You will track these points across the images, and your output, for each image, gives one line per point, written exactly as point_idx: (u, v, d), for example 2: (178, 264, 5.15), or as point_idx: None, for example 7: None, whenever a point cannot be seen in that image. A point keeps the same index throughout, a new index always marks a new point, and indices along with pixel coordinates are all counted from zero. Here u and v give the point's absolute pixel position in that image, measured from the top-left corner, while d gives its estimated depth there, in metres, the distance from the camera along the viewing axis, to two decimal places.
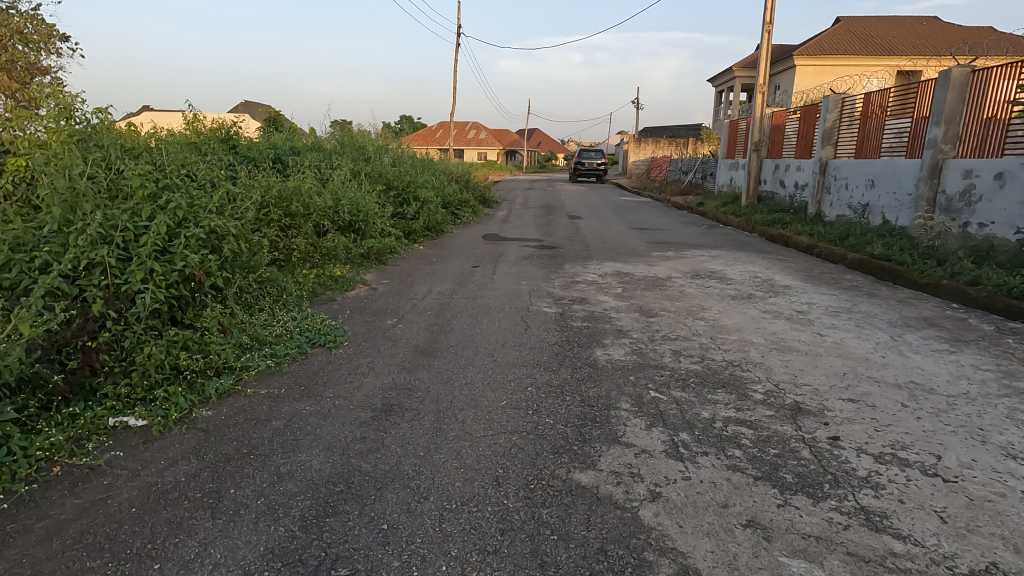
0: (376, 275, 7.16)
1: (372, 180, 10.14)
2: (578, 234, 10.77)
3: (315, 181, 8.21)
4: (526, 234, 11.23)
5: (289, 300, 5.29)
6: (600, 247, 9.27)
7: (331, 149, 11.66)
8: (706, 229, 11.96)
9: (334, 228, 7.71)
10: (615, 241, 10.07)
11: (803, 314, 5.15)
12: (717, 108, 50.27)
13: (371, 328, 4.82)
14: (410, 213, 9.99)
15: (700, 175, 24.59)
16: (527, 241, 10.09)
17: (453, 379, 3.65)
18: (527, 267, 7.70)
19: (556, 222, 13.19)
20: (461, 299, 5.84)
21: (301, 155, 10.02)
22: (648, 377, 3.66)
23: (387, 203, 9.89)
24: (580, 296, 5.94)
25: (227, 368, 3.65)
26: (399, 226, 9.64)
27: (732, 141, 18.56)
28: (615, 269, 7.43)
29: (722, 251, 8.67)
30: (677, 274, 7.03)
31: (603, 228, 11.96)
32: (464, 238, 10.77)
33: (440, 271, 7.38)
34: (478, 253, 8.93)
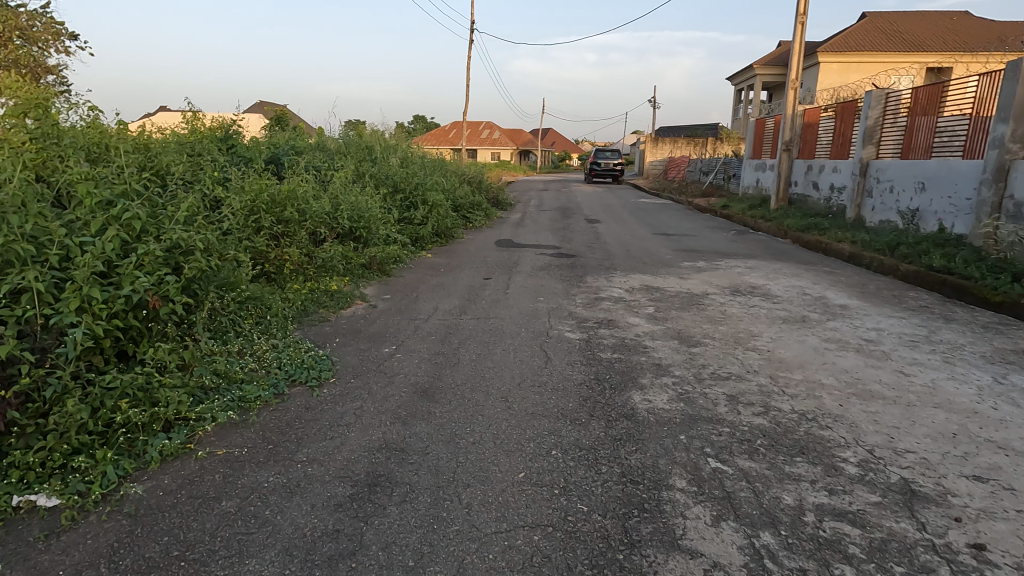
0: (377, 289, 6.46)
1: (377, 183, 9.49)
2: (598, 241, 10.01)
3: (314, 184, 7.56)
4: (542, 239, 10.49)
5: (272, 324, 4.61)
6: (624, 256, 8.50)
7: (335, 150, 11.01)
8: (736, 235, 11.12)
9: (332, 236, 7.04)
10: (639, 249, 9.29)
11: (875, 344, 4.35)
12: (736, 107, 48.97)
13: (364, 359, 4.11)
14: (417, 217, 9.29)
15: (723, 176, 23.58)
16: (544, 248, 9.36)
17: (458, 438, 2.92)
18: (544, 279, 6.96)
19: (573, 226, 12.43)
20: (470, 321, 5.12)
21: (302, 156, 9.38)
22: (703, 437, 2.89)
23: (393, 207, 9.20)
24: (607, 317, 5.20)
25: (179, 420, 2.97)
26: (405, 232, 8.95)
27: (759, 141, 17.62)
28: (643, 283, 6.66)
29: (759, 262, 7.85)
30: (714, 290, 6.24)
31: (624, 234, 11.17)
32: (475, 244, 10.07)
33: (447, 285, 6.66)
34: (490, 262, 8.21)
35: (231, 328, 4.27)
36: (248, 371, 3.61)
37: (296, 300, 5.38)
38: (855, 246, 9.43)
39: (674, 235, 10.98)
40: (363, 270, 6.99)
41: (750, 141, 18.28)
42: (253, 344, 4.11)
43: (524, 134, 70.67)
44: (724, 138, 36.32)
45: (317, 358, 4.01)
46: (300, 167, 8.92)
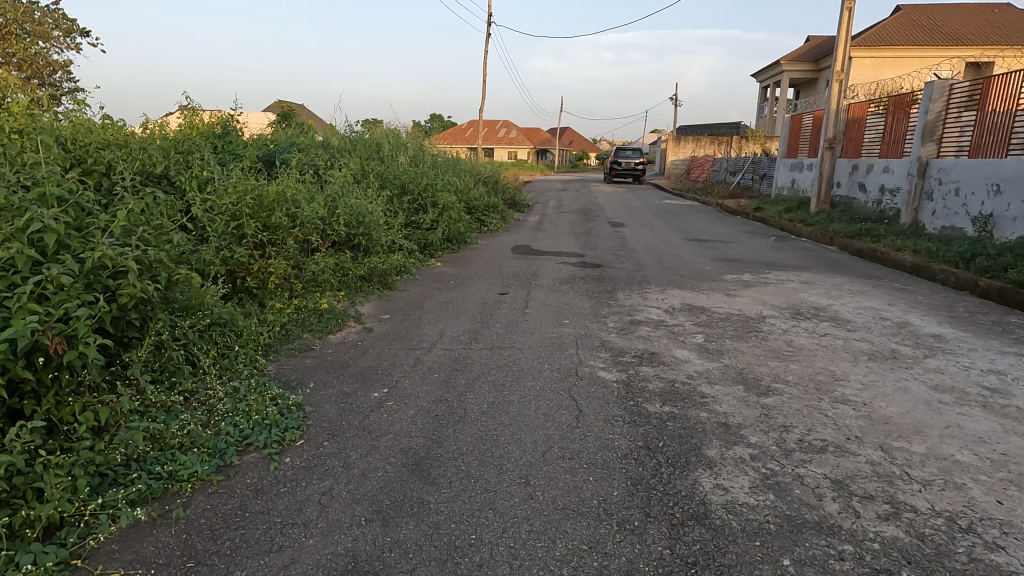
0: (376, 307, 5.60)
1: (383, 183, 8.66)
2: (626, 248, 9.06)
3: (309, 185, 6.74)
4: (563, 246, 9.57)
5: (239, 357, 3.79)
6: (658, 267, 7.55)
7: (340, 147, 10.20)
8: (778, 242, 10.08)
9: (327, 244, 6.22)
10: (673, 258, 8.33)
11: (1004, 397, 3.36)
12: (761, 104, 47.40)
13: (346, 409, 3.26)
14: (426, 221, 8.42)
15: (752, 177, 22.38)
16: (566, 256, 8.45)
17: (458, 557, 2.03)
18: (569, 294, 6.05)
19: (596, 230, 11.48)
20: (482, 352, 4.24)
21: (302, 153, 8.59)
22: (817, 564, 1.97)
23: (399, 211, 8.36)
24: (648, 349, 4.27)
25: (70, 517, 2.14)
26: (412, 238, 8.09)
27: (795, 138, 16.42)
28: (684, 302, 5.71)
29: (816, 276, 6.83)
30: (771, 313, 5.27)
31: (654, 239, 10.19)
32: (490, 250, 9.20)
33: (457, 302, 5.79)
34: (505, 272, 7.33)
35: (186, 364, 3.47)
36: (190, 429, 2.79)
37: (275, 322, 4.56)
38: (918, 256, 8.35)
39: (709, 241, 9.98)
40: (361, 283, 6.15)
41: (784, 139, 17.09)
42: (207, 388, 3.29)
43: (541, 134, 69.68)
44: (750, 136, 34.93)
45: (285, 408, 3.17)
46: (299, 166, 8.12)
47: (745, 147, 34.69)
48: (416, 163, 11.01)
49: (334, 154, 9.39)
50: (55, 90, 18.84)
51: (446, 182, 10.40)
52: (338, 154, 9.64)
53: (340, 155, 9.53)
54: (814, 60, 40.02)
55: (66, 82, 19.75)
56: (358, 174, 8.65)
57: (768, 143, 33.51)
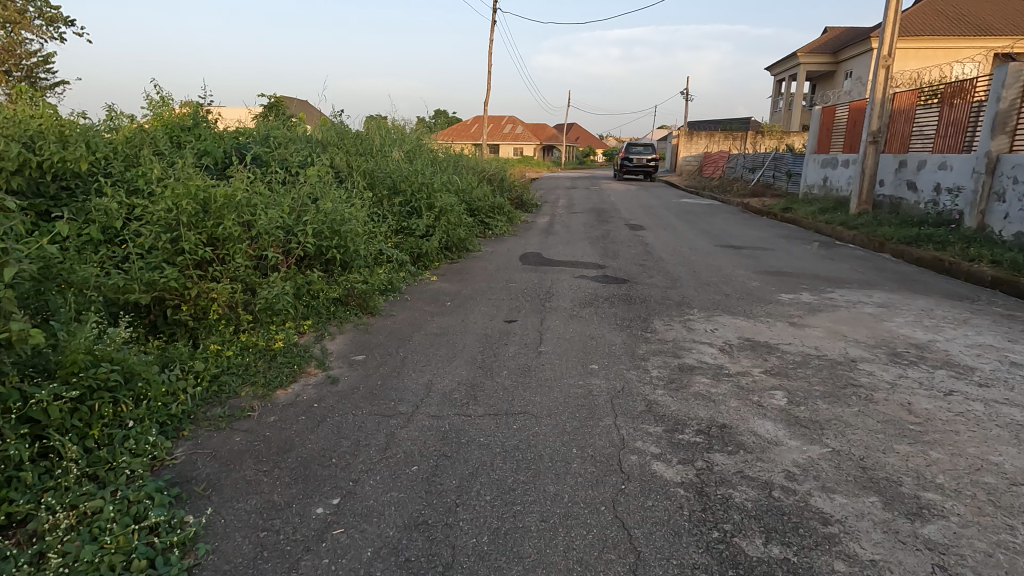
0: (351, 341, 4.40)
1: (371, 183, 7.47)
2: (653, 258, 7.85)
3: (276, 185, 5.56)
4: (579, 254, 8.36)
5: (129, 441, 2.61)
6: (695, 283, 6.33)
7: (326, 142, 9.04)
8: (824, 250, 8.83)
9: (292, 260, 4.96)
10: (710, 269, 7.11)
11: None
12: (776, 98, 45.79)
13: (268, 548, 2.08)
14: (421, 225, 7.21)
15: (773, 174, 21.02)
16: (584, 267, 7.25)
17: None
18: (594, 322, 4.85)
19: (614, 235, 10.27)
20: (483, 422, 3.04)
21: (279, 149, 7.43)
22: None
23: (389, 216, 7.18)
24: (715, 417, 3.06)
25: None
26: (403, 247, 6.89)
27: (828, 132, 15.06)
28: (742, 335, 4.49)
29: (894, 297, 5.59)
30: (859, 354, 4.04)
31: (681, 246, 8.97)
32: (495, 259, 8.01)
33: (452, 333, 4.59)
34: (513, 289, 6.13)
35: (35, 462, 2.31)
36: None
37: (204, 376, 3.38)
38: (1000, 269, 7.08)
39: (745, 249, 8.75)
40: (336, 306, 4.95)
41: (815, 133, 15.78)
42: (52, 510, 2.12)
43: (548, 130, 68.41)
44: (765, 131, 33.45)
45: (165, 550, 1.99)
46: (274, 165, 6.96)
47: (761, 142, 33.23)
48: (414, 160, 9.86)
49: (319, 149, 8.22)
50: (41, 86, 17.93)
51: (445, 181, 9.20)
52: (323, 150, 8.48)
53: (324, 150, 8.36)
54: (832, 52, 38.44)
55: (50, 78, 18.80)
56: (343, 175, 7.50)
57: (786, 138, 32.02)
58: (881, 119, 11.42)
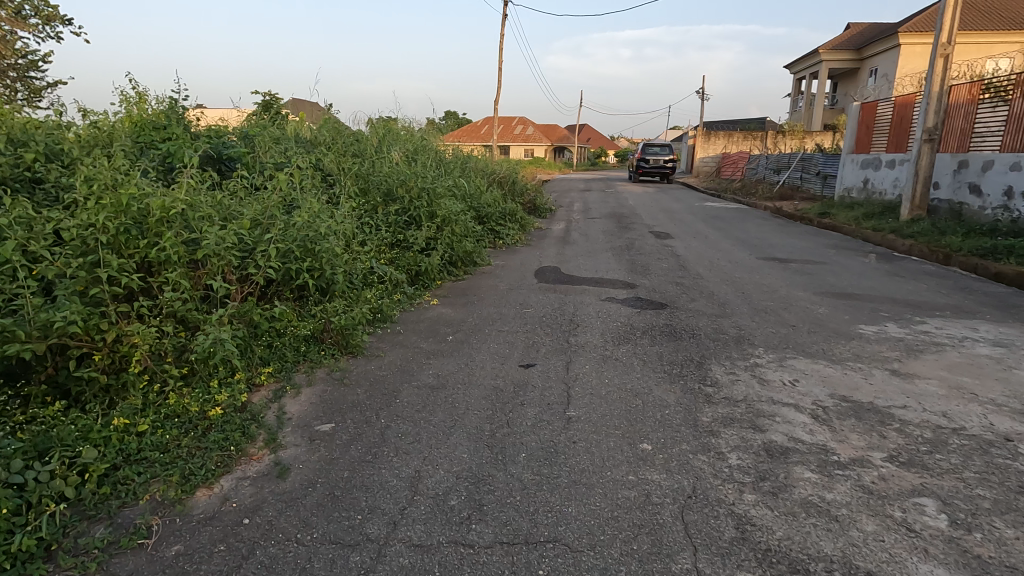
0: (319, 401, 3.35)
1: (362, 192, 6.49)
2: (691, 275, 6.76)
3: (241, 193, 4.55)
4: (604, 268, 7.29)
5: None
6: (748, 310, 5.23)
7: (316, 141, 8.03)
8: (885, 263, 7.66)
9: (252, 289, 3.93)
10: (762, 290, 6.00)
11: None
12: (796, 97, 44.28)
13: None
14: (419, 236, 6.16)
15: (802, 175, 19.77)
16: (612, 288, 6.18)
17: None
18: (636, 370, 3.78)
19: (640, 244, 9.17)
20: (492, 564, 1.98)
21: (259, 150, 6.46)
22: None
23: (384, 227, 6.17)
24: (851, 559, 1.98)
25: None
26: (398, 264, 5.84)
27: (869, 130, 13.83)
28: (834, 392, 3.39)
29: (1008, 333, 4.45)
30: (1010, 427, 2.93)
31: (719, 259, 7.84)
32: (506, 276, 6.96)
33: (452, 387, 3.54)
34: (529, 317, 5.07)
35: None
36: None
37: (91, 471, 2.36)
38: None
39: (793, 262, 7.62)
40: (305, 348, 3.91)
41: (853, 132, 14.55)
42: None
43: (559, 131, 67.28)
44: (787, 132, 32.12)
45: None
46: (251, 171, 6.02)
47: (782, 142, 31.88)
48: (414, 161, 8.82)
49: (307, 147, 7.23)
50: (35, 85, 17.22)
51: (449, 185, 8.16)
52: (311, 150, 7.49)
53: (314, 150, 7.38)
54: (857, 49, 36.95)
55: (44, 77, 18.06)
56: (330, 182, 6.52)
57: (809, 138, 30.63)
58: (937, 115, 10.21)
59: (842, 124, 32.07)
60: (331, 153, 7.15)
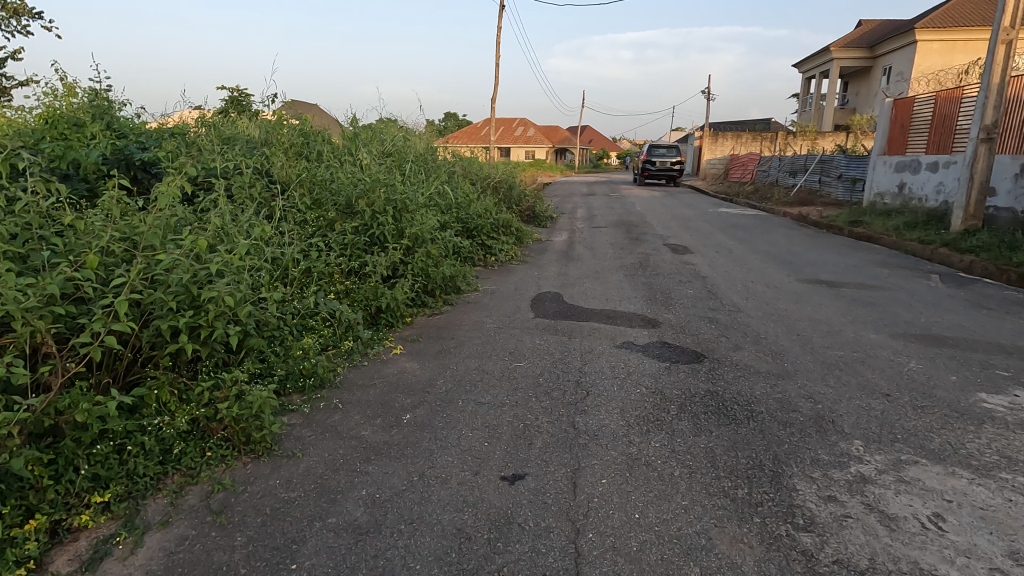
0: (164, 568, 2.04)
1: (313, 207, 5.20)
2: (725, 307, 5.45)
3: (112, 214, 3.24)
4: (616, 296, 5.98)
5: None
6: (814, 365, 3.92)
7: (271, 141, 6.67)
8: (957, 288, 6.34)
9: (97, 364, 2.61)
10: (822, 332, 4.68)
11: None
12: (805, 96, 42.93)
13: None
14: (381, 261, 4.82)
15: (821, 178, 18.44)
16: (629, 327, 4.87)
17: None
18: (682, 488, 2.47)
19: (656, 263, 7.87)
20: None
21: (186, 159, 5.20)
22: None
23: (338, 250, 4.85)
24: None
25: None
26: (351, 300, 4.52)
27: (905, 130, 12.49)
28: (1011, 545, 2.09)
29: None
30: None
31: (753, 283, 6.54)
32: (495, 306, 5.66)
33: (392, 529, 2.23)
34: (521, 376, 3.77)
35: None
36: None
37: None
38: None
39: (845, 287, 6.30)
40: (178, 450, 2.61)
41: (885, 132, 13.21)
42: None
43: (560, 132, 66.01)
44: (799, 132, 30.76)
45: None
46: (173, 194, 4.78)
47: (794, 143, 30.52)
48: (394, 167, 7.50)
49: (257, 151, 5.96)
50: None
51: (428, 195, 6.82)
52: (261, 151, 6.17)
53: (267, 152, 6.09)
54: (869, 46, 35.62)
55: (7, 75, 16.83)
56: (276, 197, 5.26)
57: (821, 138, 29.30)
58: (998, 111, 8.87)
59: (856, 124, 30.73)
60: (283, 158, 5.86)
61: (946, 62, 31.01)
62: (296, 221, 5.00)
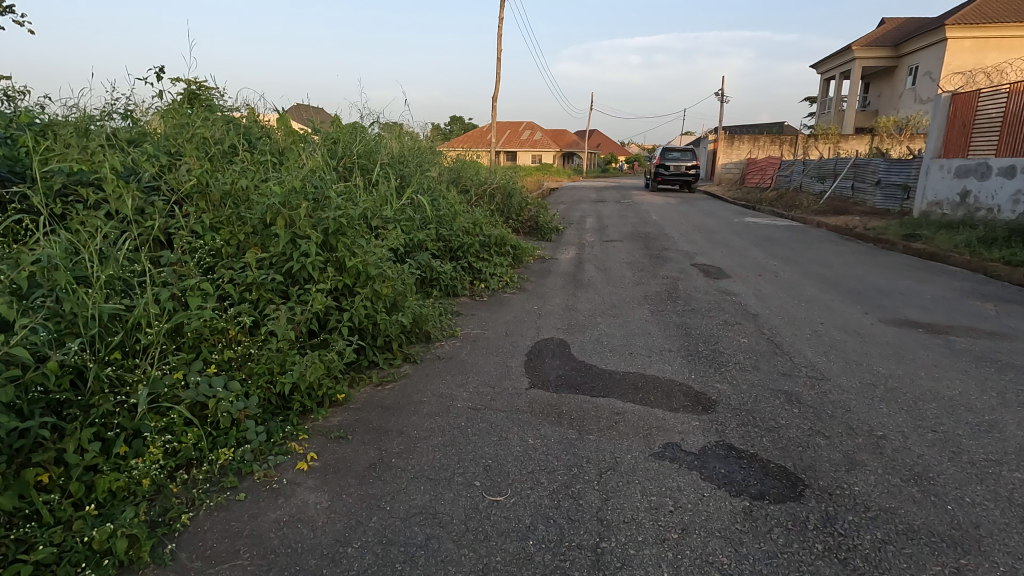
0: None
1: (211, 229, 3.66)
2: (801, 371, 3.83)
3: None
4: (643, 348, 4.36)
5: None
6: (1000, 512, 2.30)
7: (196, 126, 5.05)
8: None
9: None
10: (969, 426, 3.05)
11: None
12: (823, 98, 41.12)
13: None
14: (298, 312, 3.26)
15: (855, 184, 16.72)
16: (668, 412, 3.26)
17: None
18: None
19: (688, 292, 6.24)
20: None
21: (46, 157, 3.73)
22: None
23: (239, 294, 3.30)
24: None
25: None
26: (244, 374, 2.97)
27: (966, 129, 10.79)
28: None
29: None
30: None
31: (825, 327, 4.90)
32: (476, 364, 4.07)
33: None
34: (496, 537, 2.18)
35: None
36: None
37: None
38: None
39: (953, 335, 4.65)
40: None
41: (942, 131, 11.50)
42: None
43: (567, 135, 64.50)
44: (821, 134, 28.99)
45: None
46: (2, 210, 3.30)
47: (816, 146, 28.74)
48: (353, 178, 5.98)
49: (163, 148, 4.46)
50: None
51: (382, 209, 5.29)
52: (174, 143, 4.64)
53: (181, 149, 4.58)
54: (893, 45, 33.80)
55: None
56: (168, 210, 3.74)
57: (845, 142, 27.52)
58: None
59: (883, 126, 28.96)
60: (196, 156, 4.35)
61: (978, 61, 29.09)
62: (184, 248, 3.47)
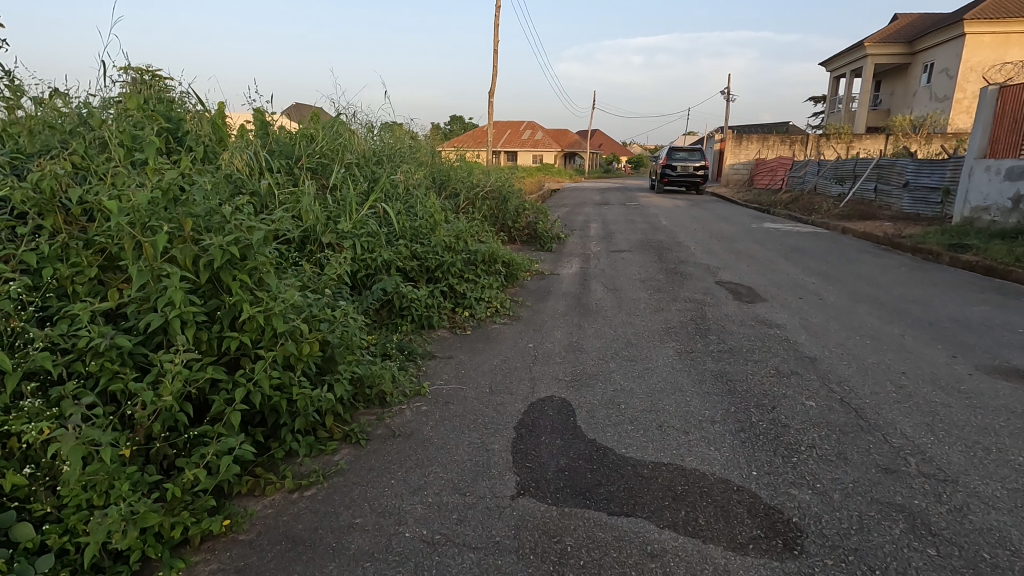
0: None
1: (52, 260, 2.47)
2: (910, 467, 2.65)
3: None
4: (675, 418, 3.19)
5: None
6: None
7: (93, 109, 3.85)
8: None
9: None
10: None
11: None
12: (832, 96, 39.91)
13: None
14: (151, 398, 2.08)
15: (879, 187, 15.51)
16: (731, 555, 2.09)
17: None
18: None
19: (720, 322, 5.06)
20: None
21: None
22: None
23: (65, 366, 2.12)
24: None
25: None
26: (49, 507, 1.83)
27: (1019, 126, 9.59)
28: None
29: None
30: None
31: (911, 379, 3.73)
32: (444, 447, 2.90)
33: None
34: None
35: None
36: None
37: None
38: None
39: None
40: None
41: (988, 128, 10.27)
42: None
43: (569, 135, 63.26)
44: (833, 133, 27.78)
45: None
46: None
47: (828, 145, 27.51)
48: (298, 183, 4.83)
49: (30, 138, 3.24)
50: None
51: (327, 225, 4.42)
52: (37, 129, 3.42)
53: (62, 139, 3.39)
54: (906, 41, 32.54)
55: None
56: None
57: (859, 141, 26.33)
58: None
59: (899, 126, 27.74)
60: (73, 144, 3.14)
61: (998, 57, 27.82)
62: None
